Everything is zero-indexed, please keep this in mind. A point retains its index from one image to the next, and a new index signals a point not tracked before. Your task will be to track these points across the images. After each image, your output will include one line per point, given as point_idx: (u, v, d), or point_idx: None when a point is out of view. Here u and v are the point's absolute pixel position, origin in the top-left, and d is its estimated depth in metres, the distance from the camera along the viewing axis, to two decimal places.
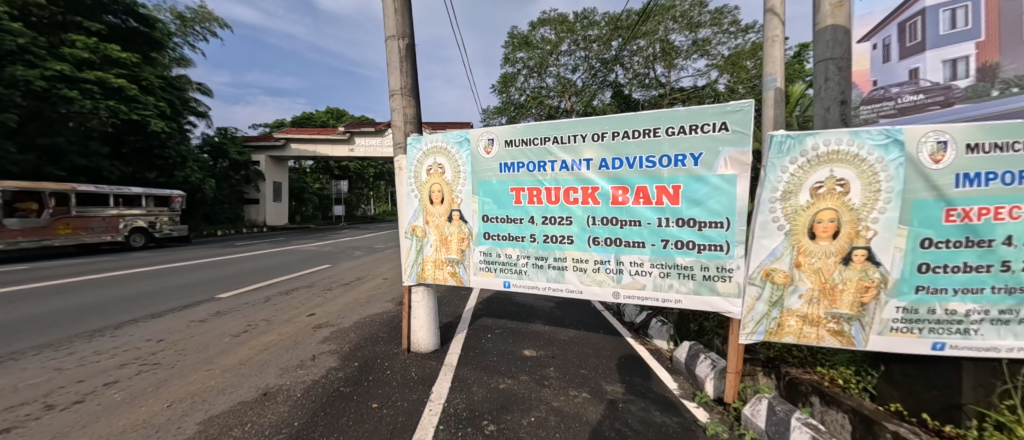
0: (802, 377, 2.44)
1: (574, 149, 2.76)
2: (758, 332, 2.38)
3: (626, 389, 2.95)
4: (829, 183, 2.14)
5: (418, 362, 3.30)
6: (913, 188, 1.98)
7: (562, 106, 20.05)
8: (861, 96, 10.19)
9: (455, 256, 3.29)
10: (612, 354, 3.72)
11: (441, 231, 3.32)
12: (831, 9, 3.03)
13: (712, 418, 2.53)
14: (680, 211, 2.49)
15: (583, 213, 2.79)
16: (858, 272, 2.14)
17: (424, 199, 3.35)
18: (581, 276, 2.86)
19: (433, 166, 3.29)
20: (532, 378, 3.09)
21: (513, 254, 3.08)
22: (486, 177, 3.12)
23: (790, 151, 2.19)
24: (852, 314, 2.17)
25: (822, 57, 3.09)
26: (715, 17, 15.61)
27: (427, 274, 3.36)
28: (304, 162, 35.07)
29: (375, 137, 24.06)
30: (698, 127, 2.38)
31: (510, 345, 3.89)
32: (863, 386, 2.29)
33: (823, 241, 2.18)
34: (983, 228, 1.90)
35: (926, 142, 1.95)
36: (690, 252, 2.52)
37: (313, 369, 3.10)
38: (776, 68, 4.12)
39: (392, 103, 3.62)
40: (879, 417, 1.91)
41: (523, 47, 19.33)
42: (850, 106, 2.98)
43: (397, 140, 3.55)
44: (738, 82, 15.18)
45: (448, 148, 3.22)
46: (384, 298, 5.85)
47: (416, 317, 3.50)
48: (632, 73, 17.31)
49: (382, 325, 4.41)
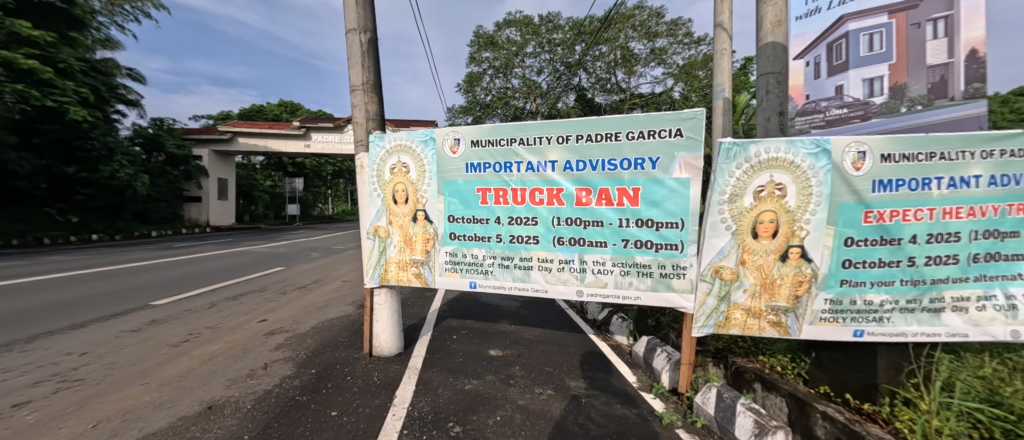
0: (745, 366, 2.69)
1: (539, 150, 2.80)
2: (708, 325, 2.54)
3: (588, 384, 3.06)
4: (770, 187, 2.33)
5: (381, 366, 3.20)
6: (838, 192, 2.22)
7: (527, 107, 20.35)
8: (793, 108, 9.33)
9: (419, 256, 3.23)
10: (576, 351, 3.83)
11: (404, 232, 3.24)
12: (771, 27, 3.30)
13: (668, 407, 2.70)
14: (639, 211, 2.62)
15: (547, 214, 2.85)
16: (793, 268, 2.36)
17: (386, 198, 3.25)
18: (546, 275, 2.92)
19: (396, 165, 3.21)
20: (498, 378, 3.10)
21: (479, 254, 3.08)
22: (451, 177, 3.09)
23: (736, 158, 2.34)
24: (788, 306, 2.38)
25: (764, 71, 3.36)
26: (670, 28, 16.54)
27: (390, 275, 3.27)
28: (254, 158, 32.64)
29: (333, 134, 22.92)
30: (655, 132, 2.51)
31: (476, 345, 3.88)
32: (797, 371, 2.52)
33: (764, 240, 2.37)
34: (893, 228, 2.18)
35: (849, 152, 2.19)
36: (648, 251, 2.66)
37: (265, 378, 2.91)
38: (724, 79, 4.45)
39: (354, 98, 3.48)
40: (810, 398, 2.16)
41: (489, 47, 19.39)
42: (786, 117, 3.29)
43: (358, 136, 3.43)
44: (691, 90, 16.20)
45: (412, 147, 3.15)
46: (343, 301, 5.62)
47: (379, 320, 3.39)
48: (595, 77, 17.92)
49: (343, 329, 4.24)
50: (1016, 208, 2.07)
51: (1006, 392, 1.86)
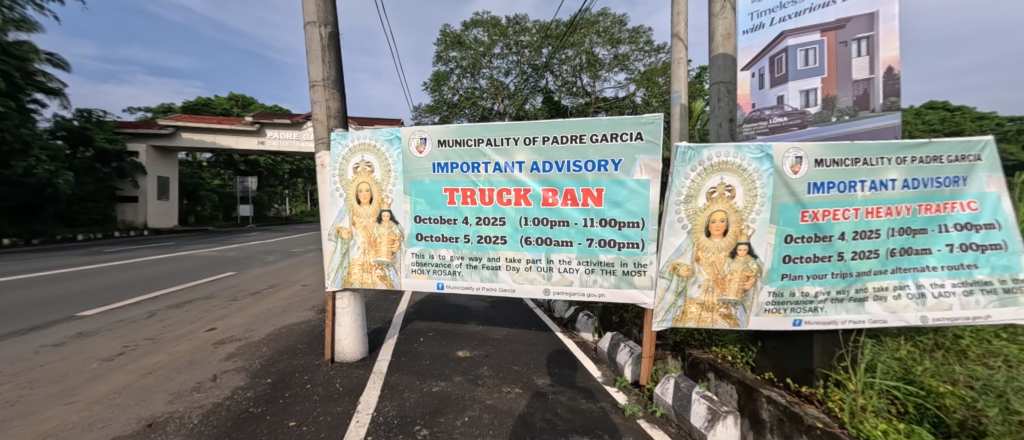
0: (701, 357, 2.89)
1: (506, 151, 2.83)
2: (667, 320, 2.66)
3: (555, 381, 3.13)
4: (720, 188, 2.49)
5: (344, 372, 3.08)
6: (779, 194, 2.42)
7: (495, 108, 20.37)
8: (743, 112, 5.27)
9: (385, 258, 3.15)
10: (544, 349, 3.91)
11: (368, 233, 3.14)
12: (721, 40, 3.55)
13: (630, 399, 2.83)
14: (603, 212, 2.72)
15: (515, 214, 2.88)
16: (741, 264, 2.54)
17: (349, 198, 3.14)
18: (513, 274, 2.95)
19: (360, 165, 3.10)
20: (465, 378, 3.09)
21: (447, 255, 3.05)
22: (417, 176, 3.03)
23: (691, 161, 2.49)
24: (737, 299, 2.57)
25: (716, 80, 3.60)
26: (632, 36, 17.25)
27: (353, 278, 3.16)
28: (200, 154, 30.23)
29: (290, 131, 21.72)
30: (617, 135, 2.61)
31: (444, 347, 3.84)
32: (745, 360, 2.78)
33: (716, 238, 2.54)
34: (826, 226, 2.41)
35: (788, 157, 2.40)
36: (611, 249, 2.77)
37: (214, 391, 2.72)
38: (680, 86, 4.71)
39: (313, 94, 3.33)
40: (756, 384, 2.35)
41: (456, 46, 19.26)
42: (735, 124, 3.56)
43: (318, 134, 3.29)
44: (652, 96, 16.97)
45: (377, 145, 3.07)
46: (302, 306, 5.35)
47: (341, 325, 3.26)
48: (561, 80, 18.28)
49: (301, 335, 4.04)
50: (924, 208, 2.36)
51: (917, 371, 2.13)
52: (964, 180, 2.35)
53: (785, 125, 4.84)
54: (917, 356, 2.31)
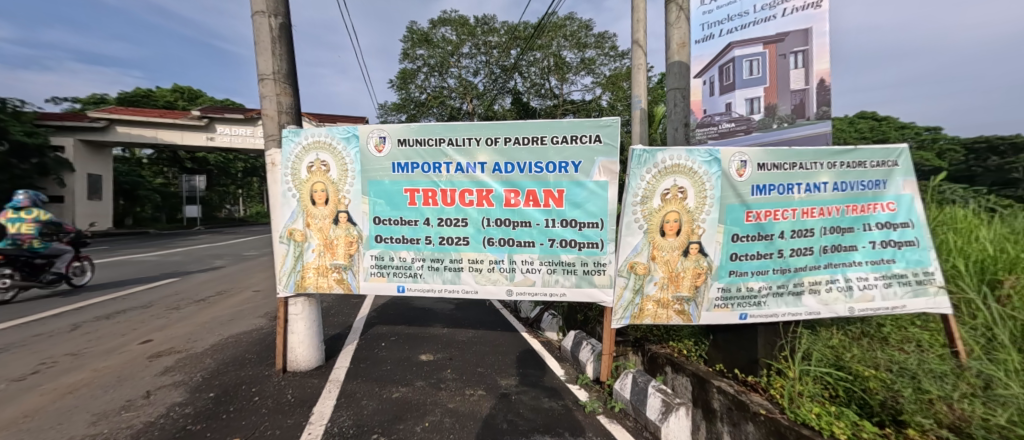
0: (659, 352, 3.01)
1: (468, 151, 2.80)
2: (625, 317, 2.72)
3: (518, 381, 3.14)
4: (673, 190, 2.61)
5: (297, 381, 2.93)
6: (726, 195, 2.57)
7: (464, 107, 20.22)
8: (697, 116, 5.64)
9: (341, 261, 3.02)
10: (509, 350, 3.91)
11: (324, 235, 3.01)
12: (677, 48, 3.72)
13: (591, 396, 2.90)
14: (564, 212, 2.76)
15: (477, 214, 2.86)
16: (693, 262, 2.66)
17: (303, 199, 2.99)
18: (476, 275, 2.92)
19: (314, 163, 2.96)
20: (427, 382, 3.03)
21: (408, 257, 2.98)
22: (376, 176, 2.93)
23: (646, 163, 2.59)
24: (690, 295, 2.68)
25: (672, 86, 3.77)
26: (598, 41, 17.73)
27: (307, 283, 3.01)
28: (140, 151, 27.73)
29: (243, 126, 20.39)
30: (577, 137, 2.67)
31: (406, 351, 3.75)
32: (699, 353, 2.94)
33: (670, 237, 2.65)
34: (767, 226, 2.59)
35: (733, 161, 2.55)
36: (572, 249, 2.81)
37: (147, 409, 2.49)
38: (640, 91, 4.89)
39: (262, 88, 3.13)
40: (707, 375, 2.47)
41: (423, 44, 18.93)
42: (689, 129, 3.75)
43: (268, 131, 3.10)
44: (616, 100, 17.50)
45: (332, 144, 2.94)
46: (254, 313, 5.04)
47: (294, 333, 3.10)
48: (530, 82, 18.45)
49: (251, 344, 3.80)
50: (850, 208, 2.59)
51: (845, 358, 2.34)
52: (884, 183, 2.61)
53: (733, 131, 5.20)
54: (847, 344, 2.53)
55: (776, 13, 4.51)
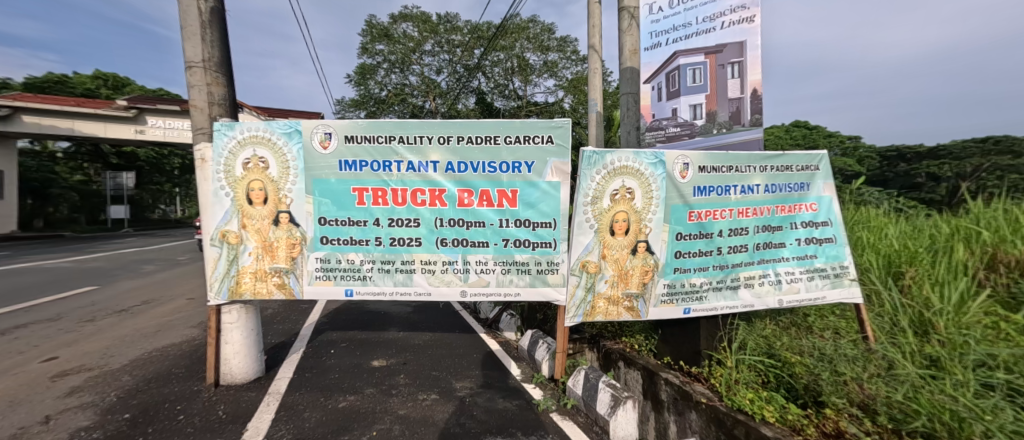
0: (612, 347, 3.10)
1: (419, 150, 2.73)
2: (578, 315, 2.77)
3: (474, 383, 3.11)
4: (622, 190, 2.69)
5: (232, 396, 2.71)
6: (670, 196, 2.69)
7: (426, 106, 19.83)
8: (643, 123, 5.87)
9: (282, 264, 2.83)
10: (466, 352, 3.86)
11: (262, 237, 2.80)
12: (629, 54, 3.86)
13: (545, 394, 2.93)
14: (517, 212, 2.77)
15: (429, 215, 2.79)
16: (641, 260, 2.76)
17: (238, 198, 2.76)
18: (429, 277, 2.86)
19: (251, 160, 2.75)
20: (378, 389, 2.92)
21: (356, 259, 2.84)
22: (321, 174, 2.76)
23: (595, 164, 2.65)
24: (638, 292, 2.77)
25: (625, 91, 3.89)
26: (560, 44, 18.08)
27: (243, 289, 2.79)
28: (54, 143, 24.58)
29: (180, 120, 18.73)
30: (530, 138, 2.68)
31: (357, 358, 3.60)
32: (649, 347, 3.07)
33: (619, 237, 2.73)
34: (707, 225, 2.74)
35: (677, 163, 2.68)
36: (526, 249, 2.83)
37: (44, 436, 2.19)
38: (596, 95, 5.03)
39: (190, 77, 2.87)
40: (655, 368, 2.57)
41: (383, 39, 18.34)
42: (640, 132, 3.90)
43: (197, 124, 2.84)
44: (578, 103, 17.92)
45: (271, 139, 2.74)
46: (186, 323, 4.62)
47: (229, 343, 2.87)
48: (493, 82, 18.45)
49: (180, 358, 3.47)
50: (779, 208, 2.82)
51: (776, 346, 2.53)
52: (807, 186, 2.86)
53: (678, 135, 5.51)
54: (778, 333, 2.74)
55: (715, 25, 4.78)
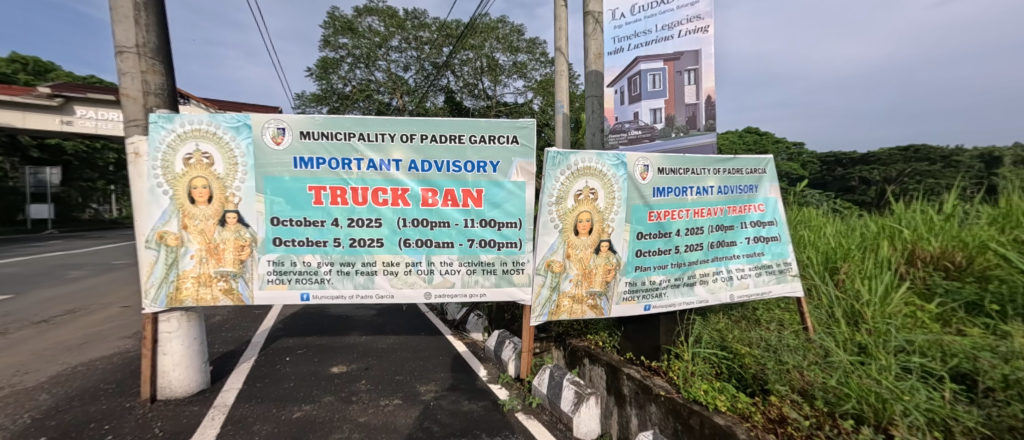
0: (578, 345, 3.16)
1: (381, 147, 2.64)
2: (543, 314, 2.78)
3: (438, 386, 3.05)
4: (586, 191, 2.74)
5: (171, 411, 2.50)
6: (632, 197, 2.77)
7: (393, 103, 19.32)
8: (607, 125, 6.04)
9: (230, 268, 2.64)
10: (432, 355, 3.79)
11: (207, 239, 2.60)
12: (593, 58, 3.95)
13: (511, 394, 2.93)
14: (482, 212, 2.76)
15: (392, 214, 2.71)
16: (604, 259, 2.81)
17: (178, 196, 2.52)
18: (391, 279, 2.77)
19: (193, 155, 2.53)
20: (337, 397, 2.79)
21: (313, 261, 2.70)
22: (273, 171, 2.59)
23: (560, 165, 2.69)
24: (602, 290, 2.83)
25: (590, 94, 3.97)
26: (529, 46, 18.22)
27: (184, 295, 2.57)
28: None
29: (115, 111, 17.10)
30: (495, 137, 2.69)
31: (315, 365, 3.43)
32: (612, 343, 3.15)
33: (583, 236, 2.77)
34: (666, 224, 2.86)
35: (637, 165, 2.77)
36: (491, 249, 2.82)
37: None
38: (562, 97, 5.10)
39: (121, 63, 2.61)
40: (617, 364, 2.64)
41: (347, 32, 17.66)
42: (605, 134, 3.99)
43: (129, 114, 2.58)
44: (547, 105, 18.14)
45: (217, 134, 2.54)
46: (120, 334, 4.21)
47: (168, 355, 2.63)
48: (462, 81, 18.29)
49: (110, 372, 3.15)
50: (731, 209, 2.99)
51: (728, 339, 2.67)
52: (755, 188, 3.06)
53: (640, 138, 5.67)
54: (730, 327, 2.90)
55: (673, 33, 5.00)
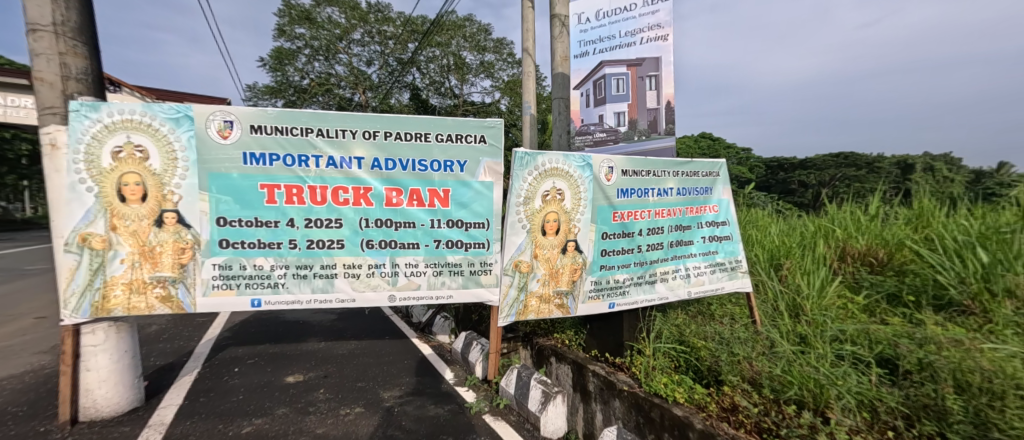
0: (545, 344, 3.19)
1: (342, 144, 2.51)
2: (511, 315, 2.77)
3: (403, 392, 2.96)
4: (553, 191, 2.77)
5: (97, 433, 2.23)
6: (597, 197, 2.84)
7: (355, 98, 18.57)
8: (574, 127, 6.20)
9: (167, 273, 2.38)
10: (396, 359, 3.68)
11: (139, 241, 2.31)
12: (560, 60, 4.01)
13: (478, 396, 2.90)
14: (449, 212, 2.72)
15: (353, 215, 2.58)
16: (571, 259, 2.85)
17: (104, 194, 2.22)
18: (352, 282, 2.64)
19: (124, 148, 2.24)
20: (292, 408, 2.63)
21: (265, 264, 2.51)
22: (219, 168, 2.37)
23: (527, 165, 2.70)
24: (568, 289, 2.86)
25: (557, 95, 4.02)
26: (496, 46, 18.18)
27: (113, 303, 2.31)
28: None
29: (27, 96, 15.11)
30: (462, 136, 2.68)
31: (268, 375, 3.21)
32: (578, 341, 3.21)
33: (550, 236, 2.80)
34: (629, 224, 2.95)
35: (602, 167, 2.84)
36: (459, 250, 2.78)
37: None
38: (530, 97, 5.14)
39: (34, 43, 2.30)
40: (583, 362, 2.69)
41: (303, 22, 16.71)
42: (571, 136, 4.07)
43: (43, 101, 2.28)
44: (514, 105, 18.20)
45: (152, 125, 2.28)
46: (33, 349, 3.72)
47: (92, 372, 2.34)
48: (428, 79, 17.94)
49: (20, 393, 2.77)
50: (689, 210, 3.15)
51: (686, 333, 2.81)
52: (710, 190, 3.25)
53: (605, 140, 5.84)
54: (687, 322, 3.06)
55: (636, 40, 5.18)
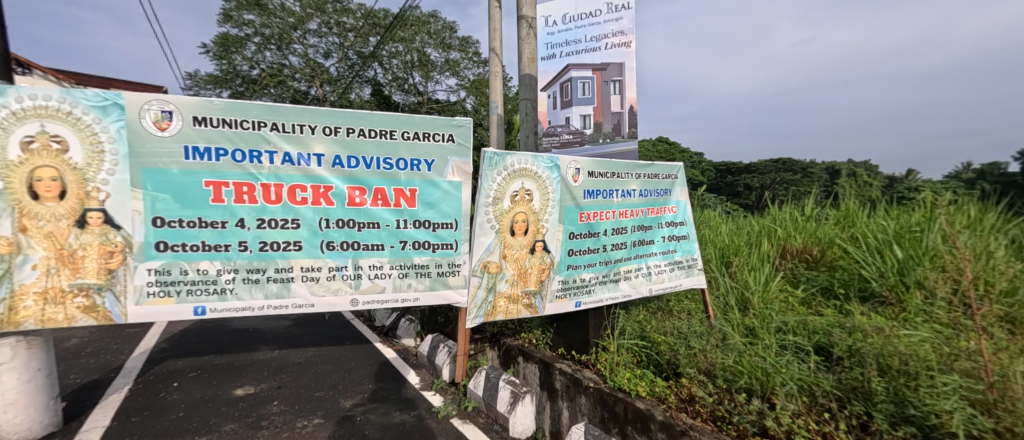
0: (512, 344, 3.19)
1: (300, 140, 2.36)
2: (479, 316, 2.74)
3: (366, 399, 2.84)
4: (521, 192, 2.78)
5: None
6: (564, 198, 2.88)
7: (311, 92, 17.57)
8: (541, 128, 6.23)
9: (92, 281, 2.10)
10: (358, 365, 3.52)
11: (56, 244, 2.01)
12: (527, 62, 4.03)
13: (445, 400, 2.84)
14: (416, 212, 2.66)
15: (312, 215, 2.44)
16: (539, 259, 2.87)
17: (9, 190, 1.88)
18: (311, 286, 2.49)
19: (35, 136, 1.90)
20: (242, 423, 2.44)
21: (211, 268, 2.29)
22: (156, 162, 2.13)
23: (496, 165, 2.68)
24: (536, 289, 2.88)
25: (524, 96, 4.04)
26: (462, 44, 17.97)
27: (21, 315, 1.99)
28: None
29: None
30: (429, 135, 2.63)
31: (213, 388, 2.95)
32: (545, 340, 3.25)
33: (518, 237, 2.81)
34: (594, 225, 3.02)
35: (569, 168, 2.89)
36: (426, 251, 2.71)
37: None
38: (497, 97, 5.13)
39: None
40: (550, 360, 2.72)
41: (252, 8, 15.55)
42: (538, 137, 4.11)
43: None
44: (479, 105, 18.09)
45: (73, 112, 1.97)
46: None
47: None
48: (391, 75, 17.38)
49: None
50: (650, 211, 3.29)
51: (647, 329, 2.93)
52: (668, 192, 3.42)
53: (571, 141, 5.89)
54: (648, 318, 3.19)
55: (601, 45, 5.33)
